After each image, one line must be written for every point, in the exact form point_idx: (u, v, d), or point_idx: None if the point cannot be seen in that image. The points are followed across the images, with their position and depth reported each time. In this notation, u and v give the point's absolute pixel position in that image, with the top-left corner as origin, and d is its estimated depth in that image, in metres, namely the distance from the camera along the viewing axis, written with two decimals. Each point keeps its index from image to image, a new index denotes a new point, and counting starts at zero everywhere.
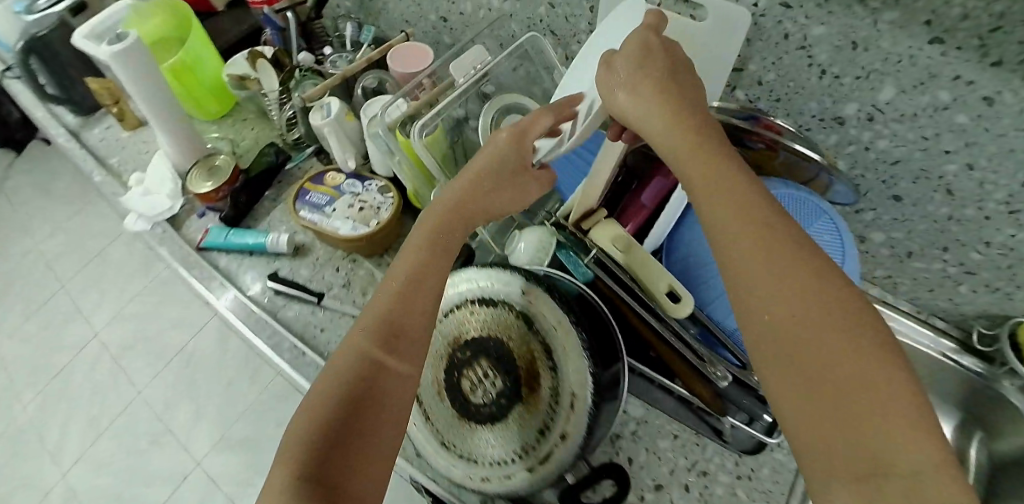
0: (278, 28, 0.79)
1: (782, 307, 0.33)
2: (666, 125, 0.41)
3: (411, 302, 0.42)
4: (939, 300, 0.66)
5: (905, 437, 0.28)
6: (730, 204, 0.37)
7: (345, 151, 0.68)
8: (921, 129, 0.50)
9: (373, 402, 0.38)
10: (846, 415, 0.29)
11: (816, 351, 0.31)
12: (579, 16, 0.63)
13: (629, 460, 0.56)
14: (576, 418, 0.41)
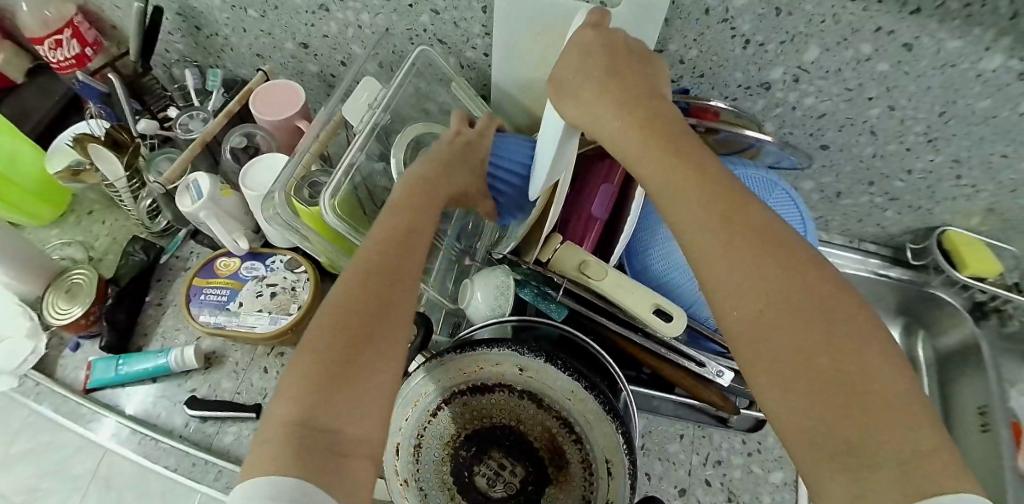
0: (99, 93, 0.64)
1: (754, 281, 0.29)
2: (616, 110, 0.38)
3: (395, 273, 0.38)
4: (867, 227, 0.71)
5: (883, 417, 0.25)
6: (687, 178, 0.33)
7: (234, 234, 0.58)
8: (846, 82, 0.52)
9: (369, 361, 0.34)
10: (821, 395, 0.26)
11: (791, 329, 0.28)
12: (471, 19, 0.55)
13: (648, 477, 0.54)
14: (619, 486, 0.38)
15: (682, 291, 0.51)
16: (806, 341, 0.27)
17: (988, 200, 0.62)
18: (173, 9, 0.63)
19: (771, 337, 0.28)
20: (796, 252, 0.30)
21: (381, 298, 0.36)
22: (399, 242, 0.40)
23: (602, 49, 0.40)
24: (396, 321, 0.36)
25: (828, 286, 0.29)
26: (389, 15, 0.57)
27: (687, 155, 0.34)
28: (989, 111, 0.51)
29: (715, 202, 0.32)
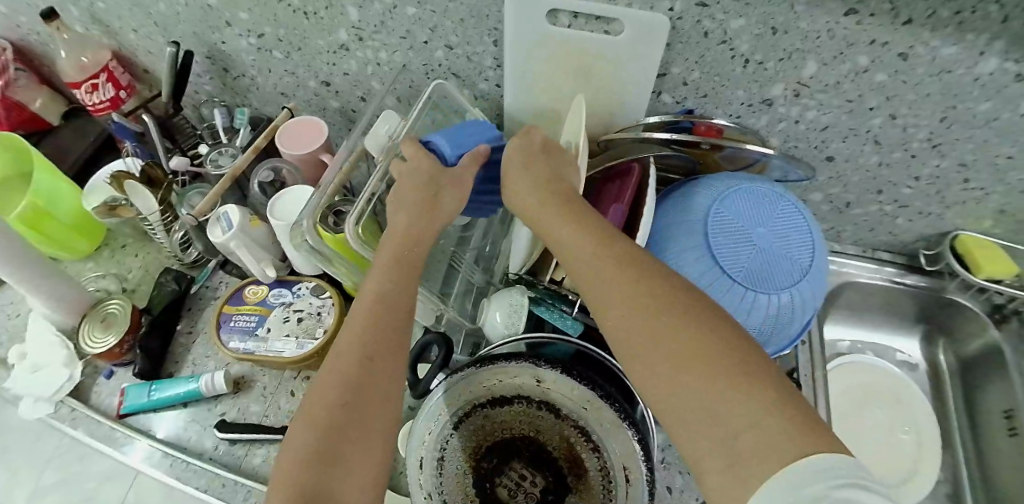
0: (133, 132, 0.68)
1: (645, 328, 0.34)
2: (532, 188, 0.44)
3: (379, 326, 0.42)
4: (880, 236, 0.71)
5: (751, 413, 0.29)
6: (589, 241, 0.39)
7: (263, 263, 0.60)
8: (846, 94, 0.54)
9: (364, 409, 0.39)
10: (712, 405, 0.30)
11: (684, 356, 0.32)
12: (482, 52, 0.58)
13: (668, 489, 0.54)
14: (637, 492, 0.39)
15: None
16: (687, 372, 0.31)
17: (999, 203, 0.63)
18: (203, 53, 0.68)
19: (670, 367, 0.32)
20: (687, 295, 0.35)
21: (366, 352, 0.40)
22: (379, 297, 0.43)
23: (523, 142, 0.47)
24: (380, 385, 0.40)
25: (710, 316, 0.33)
26: (405, 51, 0.60)
27: (586, 227, 0.40)
28: (991, 114, 0.53)
29: (611, 262, 0.37)
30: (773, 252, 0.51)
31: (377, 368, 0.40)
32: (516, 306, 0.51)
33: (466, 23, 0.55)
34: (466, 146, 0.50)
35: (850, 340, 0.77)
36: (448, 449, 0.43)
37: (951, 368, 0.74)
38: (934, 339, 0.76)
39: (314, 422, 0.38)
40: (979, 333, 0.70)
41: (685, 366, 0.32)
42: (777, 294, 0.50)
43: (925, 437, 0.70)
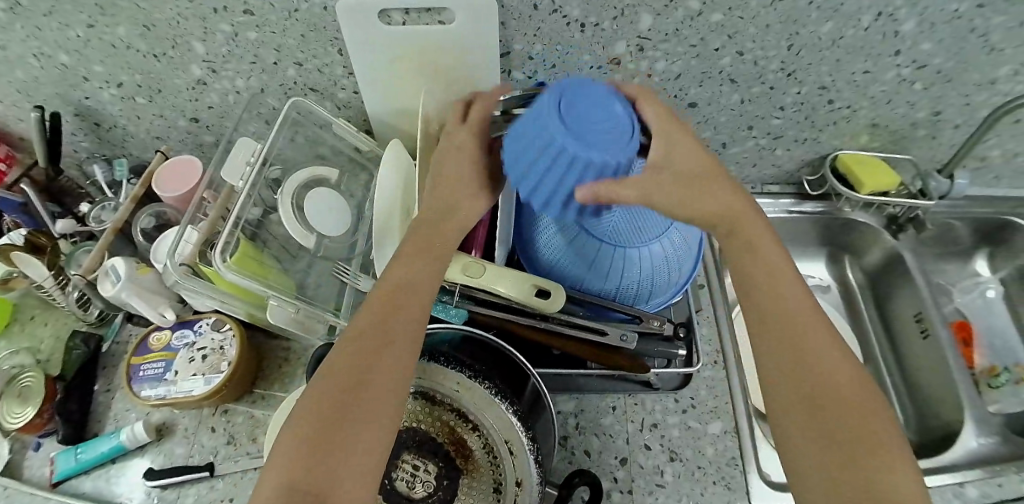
0: (16, 204, 0.66)
1: (794, 354, 0.40)
2: (709, 203, 0.43)
3: (390, 327, 0.42)
4: (764, 171, 0.73)
5: (867, 450, 0.37)
6: (756, 264, 0.44)
7: (158, 307, 0.61)
8: (688, 40, 0.55)
9: (362, 401, 0.38)
10: (832, 428, 0.38)
11: (821, 384, 0.39)
12: (332, 63, 0.59)
13: (586, 453, 0.54)
14: (522, 460, 0.42)
15: (573, 268, 0.53)
16: (816, 398, 0.39)
17: (867, 117, 0.65)
18: (70, 112, 0.67)
19: (804, 385, 0.39)
20: (833, 339, 0.41)
21: (371, 349, 0.40)
22: (393, 298, 0.43)
23: (679, 124, 0.45)
24: (375, 386, 0.39)
25: (850, 367, 0.40)
26: (260, 75, 0.61)
27: (750, 248, 0.44)
28: (834, 34, 0.55)
29: (774, 294, 0.43)
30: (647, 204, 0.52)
31: (382, 365, 0.40)
32: None
33: (307, 38, 0.56)
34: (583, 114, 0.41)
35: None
36: None
37: (860, 282, 0.78)
38: (839, 257, 0.80)
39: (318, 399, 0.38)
40: (880, 243, 0.75)
41: (828, 400, 0.39)
42: (647, 248, 0.51)
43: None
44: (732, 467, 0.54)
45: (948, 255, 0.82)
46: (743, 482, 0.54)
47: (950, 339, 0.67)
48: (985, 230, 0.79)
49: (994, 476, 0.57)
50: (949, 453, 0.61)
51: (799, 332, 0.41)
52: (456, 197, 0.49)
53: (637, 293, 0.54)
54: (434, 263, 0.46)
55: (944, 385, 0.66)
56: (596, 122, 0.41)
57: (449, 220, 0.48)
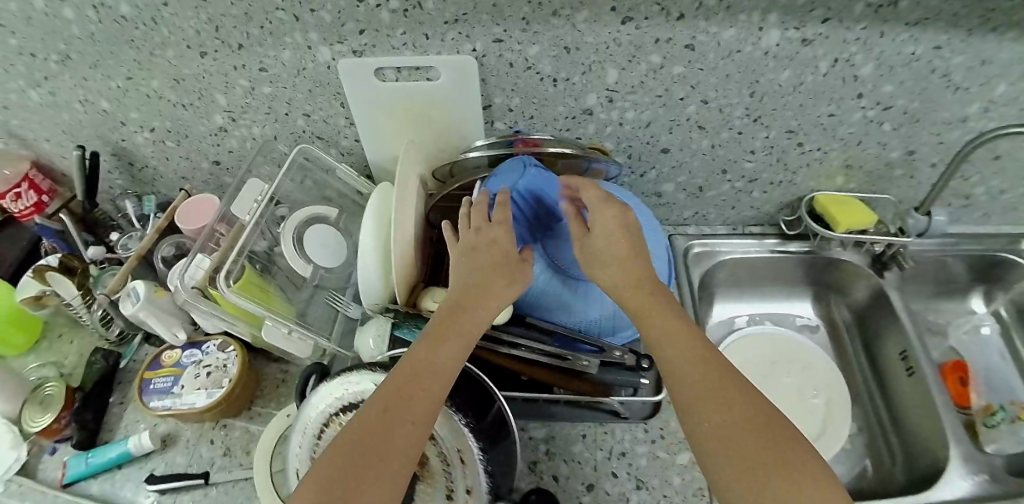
0: (54, 232, 0.76)
1: (719, 416, 0.41)
2: (617, 271, 0.48)
3: (406, 398, 0.43)
4: (745, 212, 0.75)
5: (801, 497, 0.38)
6: (666, 328, 0.46)
7: (172, 328, 0.66)
8: (654, 90, 0.60)
9: (380, 476, 0.40)
10: (767, 484, 0.38)
11: (749, 441, 0.40)
12: (335, 115, 0.66)
13: (554, 478, 0.56)
14: (471, 471, 0.44)
15: (542, 298, 0.56)
16: (750, 457, 0.39)
17: (839, 158, 0.67)
18: (108, 152, 0.75)
19: (735, 445, 0.40)
20: (749, 390, 0.43)
21: (385, 422, 0.41)
22: (410, 371, 0.44)
23: (617, 207, 0.51)
24: (391, 459, 0.40)
25: (772, 416, 0.41)
26: (273, 124, 0.68)
27: (655, 308, 0.47)
28: (793, 80, 0.58)
29: (691, 358, 0.44)
30: None
31: (396, 437, 0.41)
32: (383, 337, 0.58)
33: (316, 91, 0.64)
34: (506, 180, 0.56)
35: (747, 315, 0.81)
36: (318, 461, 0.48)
37: (847, 322, 0.79)
38: (825, 297, 0.81)
39: (343, 467, 0.40)
40: (863, 282, 0.76)
41: (761, 453, 0.39)
42: None
43: (835, 396, 0.71)
44: (699, 498, 0.55)
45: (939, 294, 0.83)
46: None
47: (935, 374, 0.67)
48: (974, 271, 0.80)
49: None
50: (934, 490, 0.61)
51: (720, 391, 0.42)
52: (484, 285, 0.49)
53: (603, 326, 0.57)
54: (456, 337, 0.46)
55: (929, 422, 0.65)
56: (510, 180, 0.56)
57: (473, 291, 0.48)
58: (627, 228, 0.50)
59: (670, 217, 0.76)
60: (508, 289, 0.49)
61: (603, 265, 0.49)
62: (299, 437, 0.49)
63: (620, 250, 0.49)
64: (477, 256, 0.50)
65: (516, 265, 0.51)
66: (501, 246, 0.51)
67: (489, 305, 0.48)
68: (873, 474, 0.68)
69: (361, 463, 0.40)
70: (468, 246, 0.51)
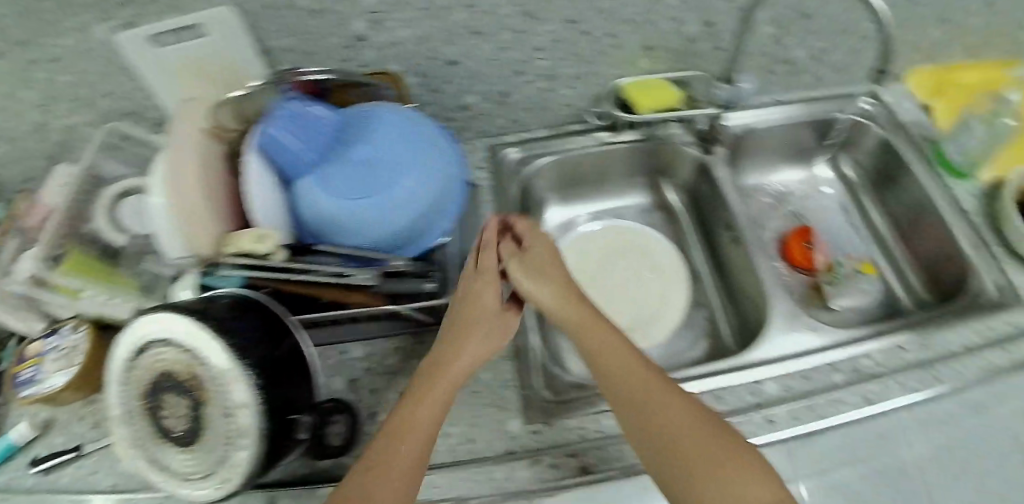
0: None
1: (661, 418, 0.47)
2: (551, 294, 0.55)
3: (404, 431, 0.46)
4: (562, 110, 0.75)
5: (738, 475, 0.43)
6: (599, 350, 0.52)
7: (27, 319, 0.71)
8: (415, 3, 0.59)
9: (377, 477, 0.43)
10: (714, 466, 0.44)
11: (678, 429, 0.46)
12: (130, 88, 0.67)
13: (371, 391, 0.60)
14: (240, 416, 0.49)
15: (332, 225, 0.59)
16: (700, 453, 0.44)
17: (632, 39, 0.67)
18: None
19: (673, 440, 0.45)
20: (697, 404, 0.48)
21: (391, 450, 0.44)
22: (410, 411, 0.47)
23: (545, 241, 0.60)
24: (389, 471, 0.43)
25: (706, 415, 0.47)
26: (77, 108, 0.69)
27: (598, 330, 0.53)
28: None
29: (642, 373, 0.50)
30: (385, 162, 0.58)
31: (396, 462, 0.44)
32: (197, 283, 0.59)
33: (100, 68, 0.64)
34: (286, 124, 0.56)
35: (593, 220, 0.81)
36: (130, 403, 0.55)
37: (684, 206, 0.81)
38: (659, 184, 0.82)
39: (354, 494, 0.42)
40: (688, 162, 0.77)
41: (699, 447, 0.45)
42: (396, 191, 0.58)
43: (671, 281, 0.74)
44: (506, 389, 0.59)
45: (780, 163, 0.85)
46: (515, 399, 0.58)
47: (758, 241, 0.69)
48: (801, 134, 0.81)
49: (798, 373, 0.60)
50: (757, 352, 0.64)
51: (663, 393, 0.48)
52: (472, 319, 0.55)
53: (384, 243, 0.60)
54: (451, 364, 0.51)
55: (755, 291, 0.68)
56: (291, 126, 0.56)
57: (480, 325, 0.54)
58: (555, 260, 0.59)
59: (488, 129, 0.76)
60: (490, 344, 0.54)
61: (548, 295, 0.55)
62: (112, 385, 0.55)
63: (558, 289, 0.56)
64: (479, 300, 0.56)
65: (497, 316, 0.56)
66: (498, 309, 0.56)
67: (473, 349, 0.53)
68: (711, 346, 0.71)
69: (373, 482, 0.42)
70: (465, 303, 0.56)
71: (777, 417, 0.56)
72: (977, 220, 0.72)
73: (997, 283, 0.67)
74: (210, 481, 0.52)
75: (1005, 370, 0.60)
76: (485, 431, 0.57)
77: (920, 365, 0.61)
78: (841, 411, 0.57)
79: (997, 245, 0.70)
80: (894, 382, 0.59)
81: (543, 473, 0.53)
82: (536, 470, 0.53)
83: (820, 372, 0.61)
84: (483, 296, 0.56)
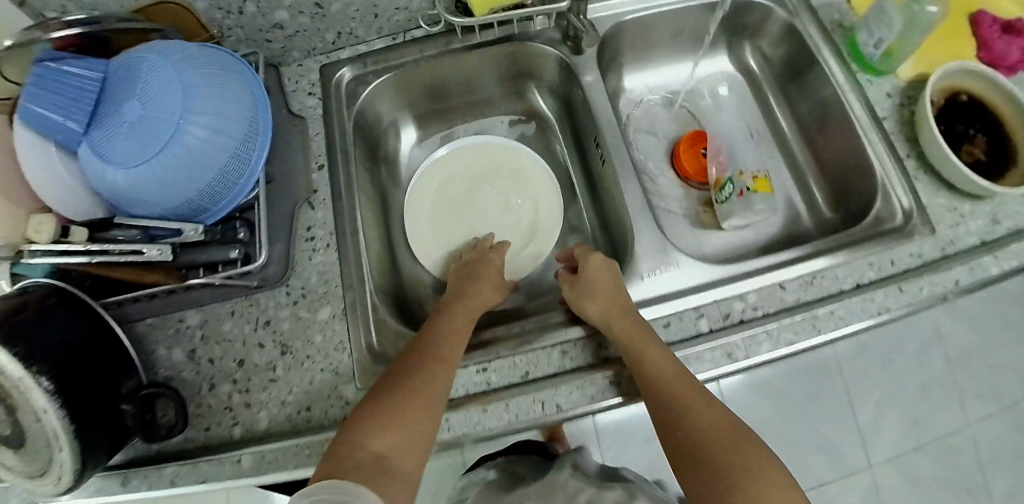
0: None
1: (684, 402, 0.49)
2: (604, 305, 0.55)
3: (419, 399, 0.48)
4: (393, 14, 0.66)
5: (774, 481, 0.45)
6: (649, 350, 0.51)
7: None
8: None
9: (400, 437, 0.46)
10: (736, 454, 0.46)
11: (710, 428, 0.47)
12: None
13: (210, 362, 0.58)
14: (50, 418, 0.46)
15: (124, 196, 0.52)
16: (730, 447, 0.46)
17: None
18: None
19: (705, 433, 0.47)
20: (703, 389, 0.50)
21: (404, 412, 0.47)
22: (425, 374, 0.50)
23: (608, 268, 0.59)
24: (410, 430, 0.47)
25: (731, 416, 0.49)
26: None
27: (640, 337, 0.52)
28: None
29: (648, 343, 0.51)
30: (163, 115, 0.50)
31: (411, 419, 0.47)
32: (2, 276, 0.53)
33: None
34: (37, 93, 0.48)
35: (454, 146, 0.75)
36: None
37: (551, 109, 0.77)
38: (526, 87, 0.77)
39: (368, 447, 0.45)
40: (552, 64, 0.71)
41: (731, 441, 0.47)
42: (184, 140, 0.51)
43: (541, 205, 0.73)
44: (340, 352, 0.58)
45: (669, 51, 0.77)
46: (352, 362, 0.57)
47: (629, 164, 0.65)
48: (679, 17, 0.72)
49: (659, 319, 0.56)
50: None
51: (679, 375, 0.50)
52: (476, 299, 0.60)
53: (193, 206, 0.55)
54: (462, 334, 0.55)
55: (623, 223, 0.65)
56: (47, 95, 0.48)
57: (478, 302, 0.60)
58: (605, 274, 0.58)
59: (313, 44, 0.67)
60: (485, 299, 0.62)
61: (603, 305, 0.55)
62: None
63: (608, 293, 0.55)
64: (481, 286, 0.62)
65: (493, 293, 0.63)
66: (493, 283, 0.64)
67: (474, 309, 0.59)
68: None
69: (388, 431, 0.46)
70: (470, 276, 0.63)
71: (621, 378, 0.54)
72: (887, 124, 0.64)
73: (904, 207, 0.61)
74: (46, 480, 0.49)
75: (890, 311, 0.55)
76: (323, 393, 0.57)
77: (798, 308, 0.56)
78: (699, 368, 0.54)
79: (909, 156, 0.63)
80: (765, 333, 0.54)
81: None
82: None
83: (684, 319, 0.56)
84: (482, 290, 0.62)
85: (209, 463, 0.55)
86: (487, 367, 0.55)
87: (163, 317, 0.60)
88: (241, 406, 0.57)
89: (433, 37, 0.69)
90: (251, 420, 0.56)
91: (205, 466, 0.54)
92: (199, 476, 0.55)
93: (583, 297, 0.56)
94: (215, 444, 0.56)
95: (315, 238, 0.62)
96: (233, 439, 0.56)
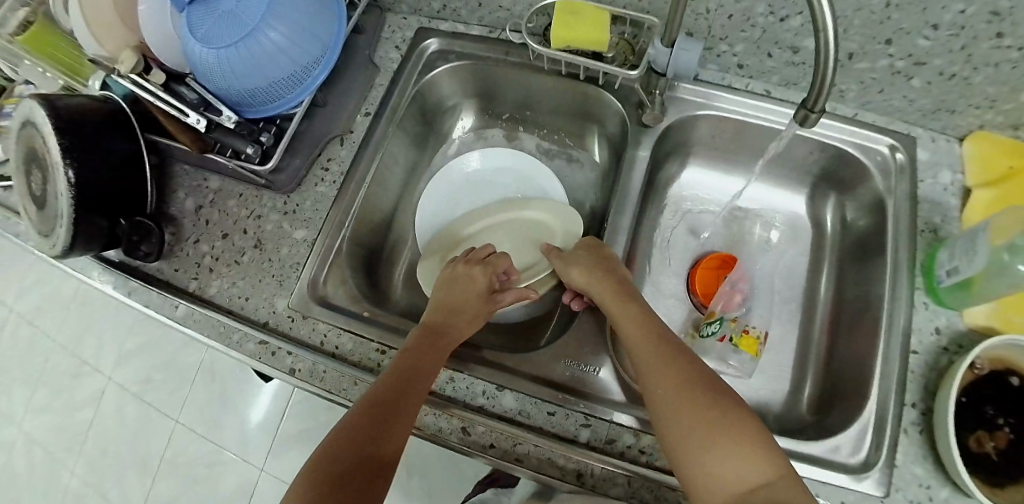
0: None
1: (665, 383, 0.49)
2: (601, 283, 0.58)
3: (411, 356, 0.54)
4: (497, 11, 0.69)
5: (747, 440, 0.45)
6: (633, 330, 0.54)
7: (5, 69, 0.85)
8: None
9: (391, 390, 0.51)
10: (707, 416, 0.47)
11: (687, 401, 0.48)
12: None
13: (205, 222, 0.68)
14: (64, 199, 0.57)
15: (194, 66, 0.60)
16: (703, 411, 0.47)
17: None
18: None
19: (685, 405, 0.48)
20: (684, 360, 0.51)
21: (397, 373, 0.52)
22: (415, 347, 0.55)
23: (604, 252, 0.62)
24: (402, 384, 0.51)
25: (714, 382, 0.49)
26: None
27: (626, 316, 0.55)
28: None
29: (636, 329, 0.54)
30: (245, 17, 0.57)
31: (400, 379, 0.52)
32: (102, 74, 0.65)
33: None
34: None
35: (479, 157, 0.75)
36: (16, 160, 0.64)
37: (603, 162, 0.74)
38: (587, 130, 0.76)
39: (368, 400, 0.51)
40: (616, 121, 0.69)
41: (704, 403, 0.47)
42: (255, 43, 0.58)
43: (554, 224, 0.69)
44: (293, 270, 0.64)
45: (746, 164, 0.72)
46: (293, 285, 0.63)
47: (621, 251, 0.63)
48: (768, 136, 0.66)
49: (546, 404, 0.55)
50: (534, 363, 0.59)
51: (658, 349, 0.52)
52: (471, 292, 0.61)
53: (243, 97, 0.62)
54: (456, 327, 0.59)
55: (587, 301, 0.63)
56: None
57: (475, 296, 0.61)
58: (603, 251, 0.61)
59: (420, 7, 0.72)
60: (476, 296, 0.61)
61: (595, 281, 0.58)
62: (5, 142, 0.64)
63: (603, 271, 0.59)
64: (469, 293, 0.62)
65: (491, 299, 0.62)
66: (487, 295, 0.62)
67: (463, 307, 0.61)
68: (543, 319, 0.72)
69: (382, 389, 0.51)
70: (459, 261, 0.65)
71: (475, 432, 0.54)
72: (913, 359, 0.55)
73: (871, 453, 0.53)
74: (47, 240, 0.60)
75: None
76: (261, 294, 0.64)
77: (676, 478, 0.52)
78: (542, 470, 0.52)
79: (914, 405, 0.54)
80: (625, 478, 0.51)
81: (265, 356, 0.60)
82: (262, 350, 0.61)
83: (570, 418, 0.54)
84: (476, 281, 0.62)
85: (160, 298, 0.65)
86: (387, 351, 0.59)
87: (197, 173, 0.71)
88: (205, 269, 0.66)
89: (521, 45, 0.69)
90: (206, 284, 0.65)
91: (156, 297, 0.65)
92: (149, 303, 0.65)
93: (574, 270, 0.61)
94: (174, 286, 0.66)
95: (328, 171, 0.69)
96: (187, 289, 0.65)
